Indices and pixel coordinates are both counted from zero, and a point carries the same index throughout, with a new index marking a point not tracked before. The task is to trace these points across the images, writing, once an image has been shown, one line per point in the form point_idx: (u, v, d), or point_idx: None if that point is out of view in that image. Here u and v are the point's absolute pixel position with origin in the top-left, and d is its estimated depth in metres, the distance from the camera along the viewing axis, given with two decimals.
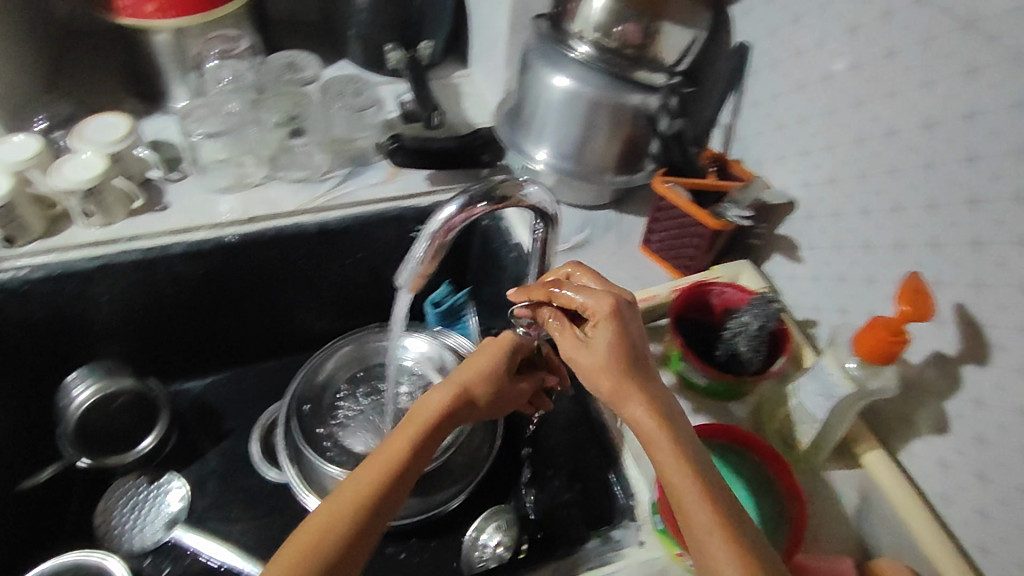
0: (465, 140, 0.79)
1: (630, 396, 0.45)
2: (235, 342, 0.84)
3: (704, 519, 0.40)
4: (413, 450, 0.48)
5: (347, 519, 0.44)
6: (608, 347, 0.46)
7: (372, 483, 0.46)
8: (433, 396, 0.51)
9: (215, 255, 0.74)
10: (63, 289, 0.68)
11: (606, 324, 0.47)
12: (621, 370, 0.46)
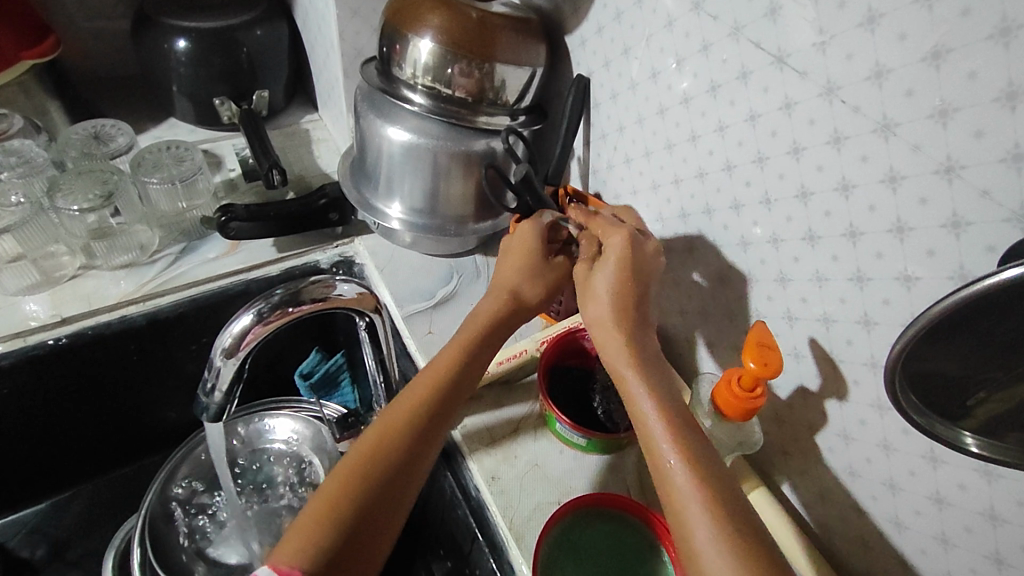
0: (306, 201, 0.72)
1: (619, 340, 0.46)
2: (73, 457, 0.73)
3: (678, 463, 0.39)
4: (439, 392, 0.46)
5: (379, 469, 0.42)
6: (612, 282, 0.47)
7: (400, 427, 0.44)
8: (465, 332, 0.50)
9: (21, 369, 0.63)
10: None
11: (616, 259, 0.48)
12: (618, 308, 0.47)
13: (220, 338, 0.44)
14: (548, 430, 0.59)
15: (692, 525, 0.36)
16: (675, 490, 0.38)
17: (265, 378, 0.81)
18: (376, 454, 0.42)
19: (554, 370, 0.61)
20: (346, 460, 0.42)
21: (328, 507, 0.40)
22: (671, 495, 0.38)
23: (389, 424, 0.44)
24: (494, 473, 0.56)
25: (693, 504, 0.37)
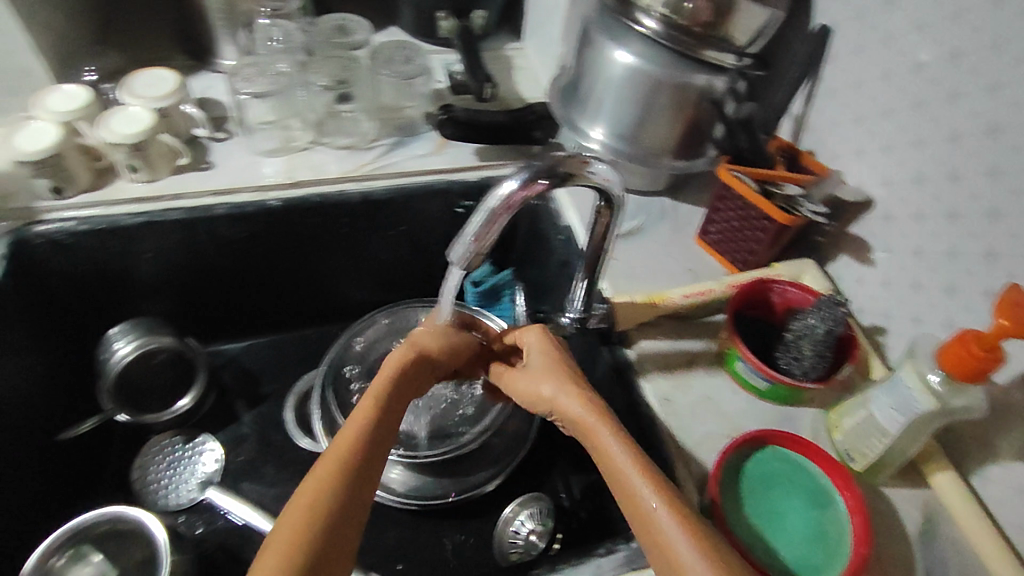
0: (517, 114, 0.75)
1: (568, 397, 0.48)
2: (273, 308, 0.82)
3: (651, 504, 0.40)
4: (369, 428, 0.46)
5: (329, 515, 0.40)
6: (540, 365, 0.52)
7: (341, 466, 0.43)
8: (371, 386, 0.50)
9: (258, 218, 0.72)
10: (109, 246, 0.68)
11: (539, 349, 0.54)
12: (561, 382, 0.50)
13: (489, 196, 0.44)
14: (725, 370, 0.60)
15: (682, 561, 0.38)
16: (653, 527, 0.39)
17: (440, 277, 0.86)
18: (332, 488, 0.41)
19: (741, 315, 0.60)
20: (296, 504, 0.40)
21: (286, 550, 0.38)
22: (658, 541, 0.39)
23: (336, 470, 0.42)
24: (668, 395, 0.58)
25: (672, 533, 0.39)
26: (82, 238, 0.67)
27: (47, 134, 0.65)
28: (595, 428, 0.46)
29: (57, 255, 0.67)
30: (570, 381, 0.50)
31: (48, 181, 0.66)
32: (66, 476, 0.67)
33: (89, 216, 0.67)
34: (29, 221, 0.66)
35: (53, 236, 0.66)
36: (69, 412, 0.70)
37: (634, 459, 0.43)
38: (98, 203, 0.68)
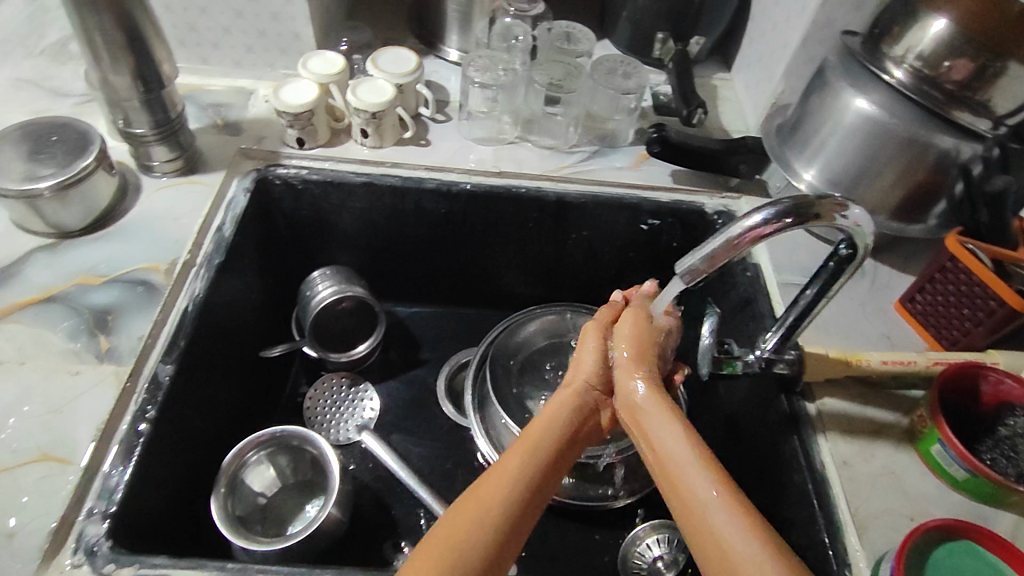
0: (730, 144, 0.75)
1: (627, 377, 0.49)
2: (444, 283, 0.87)
3: (700, 485, 0.40)
4: (519, 487, 0.42)
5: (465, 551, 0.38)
6: (623, 360, 0.50)
7: (479, 527, 0.39)
8: (530, 431, 0.45)
9: (459, 198, 0.76)
10: (329, 196, 0.76)
11: (624, 334, 0.52)
12: (628, 362, 0.50)
13: (739, 225, 0.44)
14: (916, 450, 0.56)
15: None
16: (698, 509, 0.40)
17: (603, 290, 0.87)
18: (470, 533, 0.39)
19: (946, 398, 0.56)
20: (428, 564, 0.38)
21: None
22: (726, 549, 0.37)
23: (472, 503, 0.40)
24: (846, 459, 0.55)
25: (699, 486, 0.40)
26: (311, 185, 0.75)
27: (308, 92, 0.74)
28: (651, 419, 0.46)
29: (287, 196, 0.76)
30: (631, 360, 0.50)
31: (296, 131, 0.75)
32: (260, 389, 0.75)
33: (321, 168, 0.76)
34: (273, 163, 0.76)
35: (290, 179, 0.75)
36: (271, 333, 0.79)
37: (685, 444, 0.43)
38: (330, 157, 0.76)
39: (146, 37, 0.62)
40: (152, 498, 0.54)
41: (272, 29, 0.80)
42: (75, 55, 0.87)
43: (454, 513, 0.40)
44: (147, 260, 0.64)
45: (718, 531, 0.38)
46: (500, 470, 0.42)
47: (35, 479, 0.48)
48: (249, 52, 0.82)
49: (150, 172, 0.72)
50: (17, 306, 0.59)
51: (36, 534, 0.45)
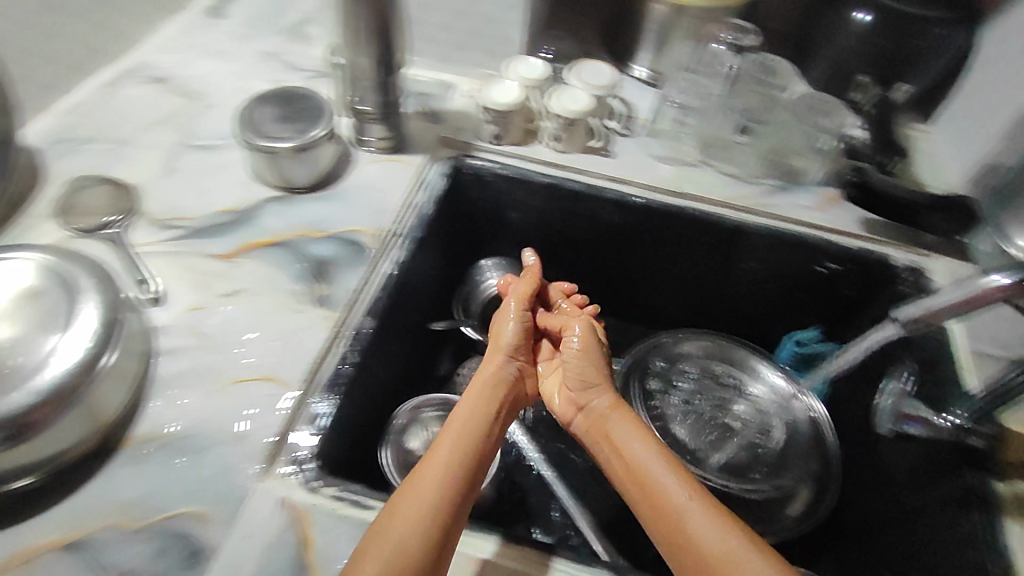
0: (927, 197, 0.72)
1: (592, 395, 0.62)
2: (598, 290, 0.89)
3: (656, 468, 0.51)
4: (472, 463, 0.52)
5: (426, 523, 0.45)
6: (510, 334, 0.68)
7: (453, 487, 0.49)
8: (468, 414, 0.57)
9: (637, 212, 0.78)
10: (513, 191, 0.80)
11: (520, 317, 0.69)
12: (593, 375, 0.64)
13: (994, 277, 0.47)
14: None
15: (691, 521, 0.46)
16: (654, 481, 0.50)
17: (758, 325, 0.85)
18: (423, 507, 0.46)
19: None
20: (408, 504, 0.46)
21: (400, 546, 0.44)
22: (673, 506, 0.48)
23: (431, 486, 0.48)
24: None
25: (651, 465, 0.52)
26: (499, 179, 0.80)
27: (512, 92, 0.77)
28: (607, 415, 0.59)
29: (475, 185, 0.81)
30: (597, 377, 0.64)
31: (494, 127, 0.80)
32: (422, 358, 0.80)
33: (509, 163, 0.80)
34: (465, 153, 0.80)
35: (481, 171, 0.80)
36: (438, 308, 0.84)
37: (646, 442, 0.54)
38: (519, 155, 0.80)
39: (397, 33, 0.70)
40: (343, 441, 0.58)
41: (485, 31, 0.85)
42: (308, 37, 0.97)
43: (424, 471, 0.50)
44: (354, 223, 0.71)
45: (672, 497, 0.48)
46: (449, 442, 0.53)
47: (265, 395, 0.56)
48: (459, 50, 0.88)
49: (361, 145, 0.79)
50: (249, 248, 0.67)
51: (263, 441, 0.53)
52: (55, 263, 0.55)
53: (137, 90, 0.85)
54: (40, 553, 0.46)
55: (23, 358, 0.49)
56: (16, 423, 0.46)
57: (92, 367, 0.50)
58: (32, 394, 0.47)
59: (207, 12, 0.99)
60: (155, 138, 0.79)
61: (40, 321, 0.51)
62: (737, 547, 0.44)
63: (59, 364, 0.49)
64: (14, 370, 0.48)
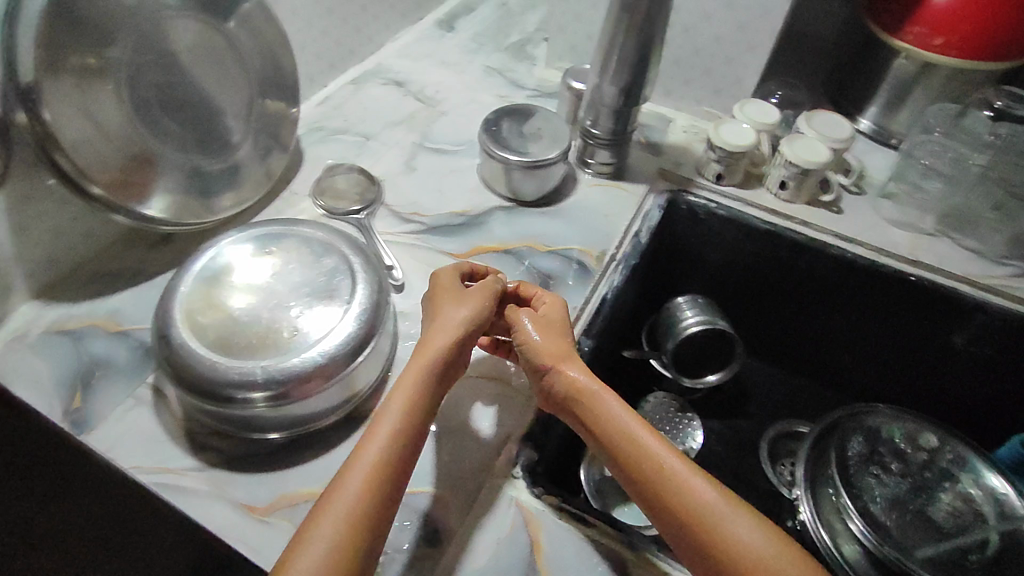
0: None
1: (564, 369, 0.53)
2: (791, 344, 0.87)
3: (633, 425, 0.50)
4: (415, 445, 0.47)
5: (364, 524, 0.41)
6: (467, 310, 0.55)
7: (390, 466, 0.44)
8: (400, 381, 0.50)
9: (861, 273, 0.76)
10: (728, 233, 0.81)
11: (485, 297, 0.57)
12: (551, 354, 0.55)
13: None
14: None
15: (698, 499, 0.45)
16: (640, 444, 0.48)
17: (971, 411, 0.79)
18: (358, 496, 0.42)
19: None
20: (344, 492, 0.42)
21: (337, 532, 0.41)
22: (681, 491, 0.45)
23: (370, 474, 0.43)
24: None
25: (647, 439, 0.49)
26: (714, 218, 0.80)
27: (748, 135, 0.77)
28: (588, 388, 0.52)
29: (687, 222, 0.82)
30: (542, 355, 0.55)
31: (718, 166, 0.79)
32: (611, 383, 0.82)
33: (728, 205, 0.80)
34: (685, 189, 0.82)
35: (696, 208, 0.81)
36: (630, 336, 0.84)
37: (603, 395, 0.52)
38: (741, 199, 0.80)
39: (649, 64, 0.70)
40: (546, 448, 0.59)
41: (718, 71, 0.84)
42: (531, 57, 1.01)
43: (361, 453, 0.45)
44: (579, 242, 0.73)
45: (659, 457, 0.47)
46: (388, 418, 0.47)
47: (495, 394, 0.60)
48: (686, 85, 0.88)
49: (584, 167, 0.82)
50: (479, 252, 0.71)
51: (490, 436, 0.57)
52: (331, 244, 0.61)
53: (378, 91, 0.92)
54: (301, 503, 0.51)
55: (303, 327, 0.54)
56: (297, 385, 0.51)
57: (359, 347, 0.54)
58: (312, 361, 0.52)
59: (439, 25, 1.06)
60: (395, 136, 0.85)
61: (319, 294, 0.57)
62: (725, 505, 0.44)
63: (334, 338, 0.53)
64: (297, 336, 0.53)
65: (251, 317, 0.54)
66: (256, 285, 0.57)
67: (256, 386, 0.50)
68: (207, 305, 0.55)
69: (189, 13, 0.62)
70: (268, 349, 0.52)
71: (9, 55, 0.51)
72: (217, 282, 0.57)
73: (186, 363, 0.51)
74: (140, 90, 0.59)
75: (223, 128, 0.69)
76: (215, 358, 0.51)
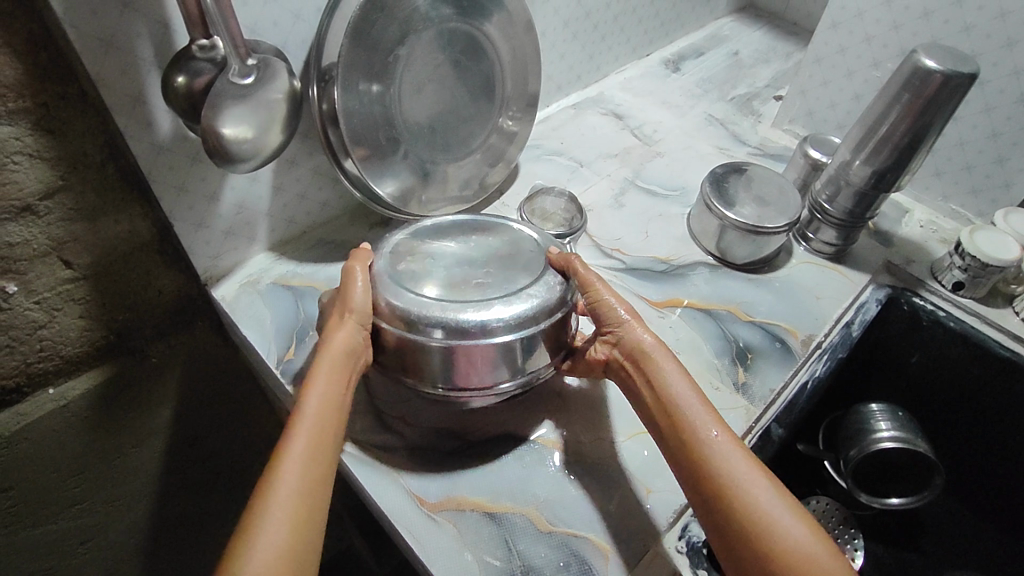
0: None
1: (637, 329, 0.53)
2: (995, 490, 0.74)
3: (689, 397, 0.48)
4: (335, 430, 0.46)
5: (304, 508, 0.40)
6: (361, 298, 0.51)
7: (323, 451, 0.44)
8: (320, 370, 0.47)
9: None
10: (951, 348, 0.72)
11: (363, 286, 0.51)
12: (619, 313, 0.54)
13: None
14: None
15: (751, 477, 0.43)
16: (691, 417, 0.47)
17: None
18: (286, 481, 0.40)
19: None
20: (289, 477, 0.41)
21: (293, 515, 0.39)
22: (730, 470, 0.44)
23: (286, 458, 0.42)
24: None
25: (701, 411, 0.47)
26: (939, 327, 0.72)
27: (1011, 248, 0.68)
28: (655, 354, 0.51)
29: (903, 324, 0.74)
30: (618, 312, 0.54)
31: (962, 276, 0.71)
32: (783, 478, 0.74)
33: (961, 318, 0.71)
34: (913, 290, 0.74)
35: (920, 311, 0.72)
36: (808, 433, 0.77)
37: (667, 365, 0.50)
38: (979, 314, 0.71)
39: (915, 154, 0.65)
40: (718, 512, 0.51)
41: (984, 169, 0.76)
42: (756, 112, 0.97)
43: (290, 449, 0.42)
44: (784, 320, 0.68)
45: (706, 428, 0.46)
46: (317, 401, 0.46)
47: None
48: (936, 175, 0.80)
49: (801, 241, 0.78)
50: (675, 304, 0.69)
51: (665, 508, 0.53)
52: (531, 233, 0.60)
53: (597, 119, 0.93)
54: (467, 510, 0.51)
55: (488, 287, 0.51)
56: (472, 335, 0.49)
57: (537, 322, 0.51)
58: (488, 317, 0.49)
59: (665, 64, 1.05)
60: (608, 168, 0.85)
61: (520, 266, 0.54)
62: (768, 486, 0.43)
63: (515, 301, 0.50)
64: (484, 291, 0.51)
65: (445, 268, 0.53)
66: (454, 245, 0.56)
67: (436, 323, 0.49)
68: (411, 248, 0.55)
69: (468, 25, 0.66)
70: (451, 296, 0.51)
71: (324, 39, 0.57)
72: (422, 234, 0.58)
73: (380, 287, 0.51)
74: (412, 87, 0.64)
75: (463, 131, 0.73)
76: (403, 290, 0.51)
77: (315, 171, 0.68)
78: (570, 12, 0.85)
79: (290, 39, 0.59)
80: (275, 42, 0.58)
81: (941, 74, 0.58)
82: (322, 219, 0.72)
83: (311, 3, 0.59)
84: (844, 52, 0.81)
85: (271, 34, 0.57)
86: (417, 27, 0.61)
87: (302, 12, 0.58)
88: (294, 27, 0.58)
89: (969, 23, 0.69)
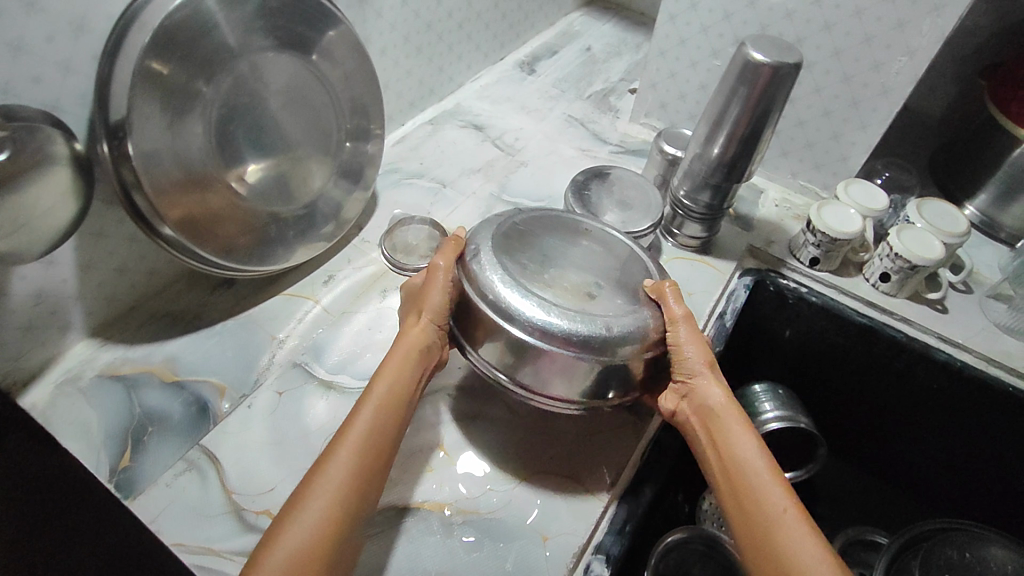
0: None
1: (713, 387, 0.53)
2: (870, 446, 0.80)
3: (758, 462, 0.48)
4: (396, 420, 0.50)
5: (353, 487, 0.45)
6: (440, 298, 0.55)
7: (376, 444, 0.48)
8: (393, 361, 0.53)
9: (970, 385, 0.69)
10: (816, 322, 0.75)
11: (441, 286, 0.55)
12: (695, 362, 0.53)
13: None
14: None
15: (806, 555, 0.43)
16: (753, 477, 0.48)
17: None
18: (342, 456, 0.46)
19: None
20: (336, 463, 0.45)
21: (339, 494, 0.44)
22: (787, 539, 0.44)
23: (349, 435, 0.47)
24: None
25: (766, 477, 0.48)
26: (803, 303, 0.75)
27: (853, 221, 0.72)
28: (725, 414, 0.52)
29: (771, 304, 0.77)
30: (696, 364, 0.53)
31: (817, 251, 0.74)
32: None
33: (822, 292, 0.74)
34: (775, 270, 0.77)
35: (785, 290, 0.75)
36: None
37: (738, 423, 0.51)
38: (836, 285, 0.74)
39: (758, 144, 0.66)
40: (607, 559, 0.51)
41: (823, 145, 0.79)
42: (614, 108, 0.97)
43: (352, 429, 0.47)
44: None
45: (766, 492, 0.47)
46: (385, 385, 0.51)
47: (565, 493, 0.55)
48: (783, 155, 0.84)
49: (667, 237, 0.79)
50: None
51: (563, 556, 0.51)
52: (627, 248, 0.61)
53: (456, 134, 0.89)
54: None
55: (597, 298, 0.53)
56: (558, 339, 0.49)
57: (640, 343, 0.52)
58: (588, 322, 0.50)
59: (520, 66, 1.03)
60: (472, 185, 0.82)
61: (620, 285, 0.56)
62: (823, 561, 0.43)
63: (622, 317, 0.51)
64: (589, 302, 0.53)
65: (556, 267, 0.56)
66: (567, 247, 0.58)
67: (531, 320, 0.50)
68: (520, 236, 0.58)
69: (289, 57, 0.60)
70: (556, 299, 0.52)
71: (106, 93, 0.49)
72: (533, 226, 0.60)
73: (480, 268, 0.53)
74: (231, 133, 0.57)
75: (303, 171, 0.66)
76: (505, 277, 0.52)
77: (134, 242, 0.58)
78: (408, 26, 0.80)
79: (64, 96, 0.50)
80: (41, 102, 0.48)
81: (769, 65, 0.59)
82: (152, 290, 0.63)
83: (83, 50, 0.50)
84: (684, 43, 0.82)
85: (31, 93, 0.47)
86: (227, 69, 0.54)
87: (73, 62, 0.49)
88: (65, 80, 0.49)
89: (790, 9, 0.72)
